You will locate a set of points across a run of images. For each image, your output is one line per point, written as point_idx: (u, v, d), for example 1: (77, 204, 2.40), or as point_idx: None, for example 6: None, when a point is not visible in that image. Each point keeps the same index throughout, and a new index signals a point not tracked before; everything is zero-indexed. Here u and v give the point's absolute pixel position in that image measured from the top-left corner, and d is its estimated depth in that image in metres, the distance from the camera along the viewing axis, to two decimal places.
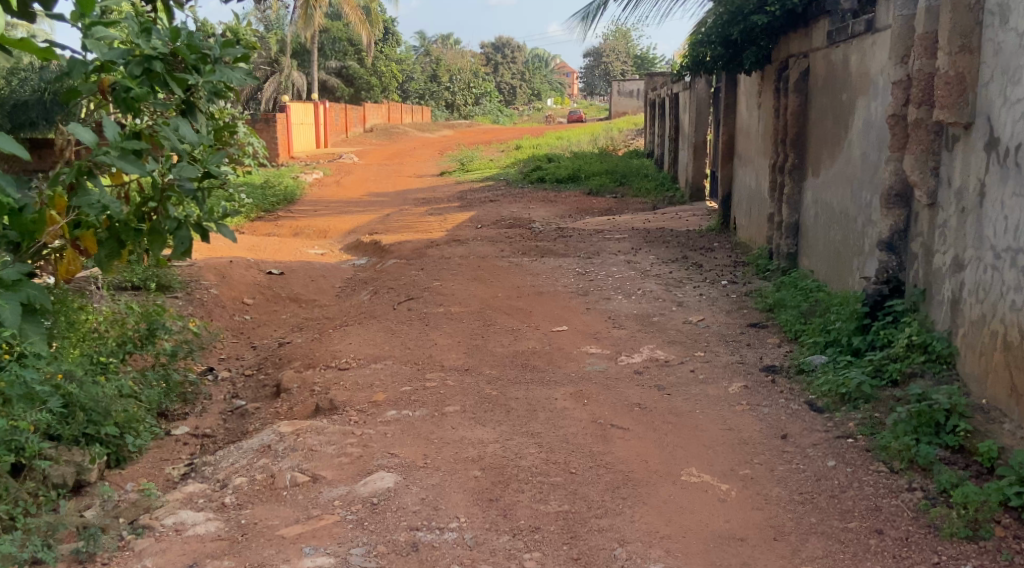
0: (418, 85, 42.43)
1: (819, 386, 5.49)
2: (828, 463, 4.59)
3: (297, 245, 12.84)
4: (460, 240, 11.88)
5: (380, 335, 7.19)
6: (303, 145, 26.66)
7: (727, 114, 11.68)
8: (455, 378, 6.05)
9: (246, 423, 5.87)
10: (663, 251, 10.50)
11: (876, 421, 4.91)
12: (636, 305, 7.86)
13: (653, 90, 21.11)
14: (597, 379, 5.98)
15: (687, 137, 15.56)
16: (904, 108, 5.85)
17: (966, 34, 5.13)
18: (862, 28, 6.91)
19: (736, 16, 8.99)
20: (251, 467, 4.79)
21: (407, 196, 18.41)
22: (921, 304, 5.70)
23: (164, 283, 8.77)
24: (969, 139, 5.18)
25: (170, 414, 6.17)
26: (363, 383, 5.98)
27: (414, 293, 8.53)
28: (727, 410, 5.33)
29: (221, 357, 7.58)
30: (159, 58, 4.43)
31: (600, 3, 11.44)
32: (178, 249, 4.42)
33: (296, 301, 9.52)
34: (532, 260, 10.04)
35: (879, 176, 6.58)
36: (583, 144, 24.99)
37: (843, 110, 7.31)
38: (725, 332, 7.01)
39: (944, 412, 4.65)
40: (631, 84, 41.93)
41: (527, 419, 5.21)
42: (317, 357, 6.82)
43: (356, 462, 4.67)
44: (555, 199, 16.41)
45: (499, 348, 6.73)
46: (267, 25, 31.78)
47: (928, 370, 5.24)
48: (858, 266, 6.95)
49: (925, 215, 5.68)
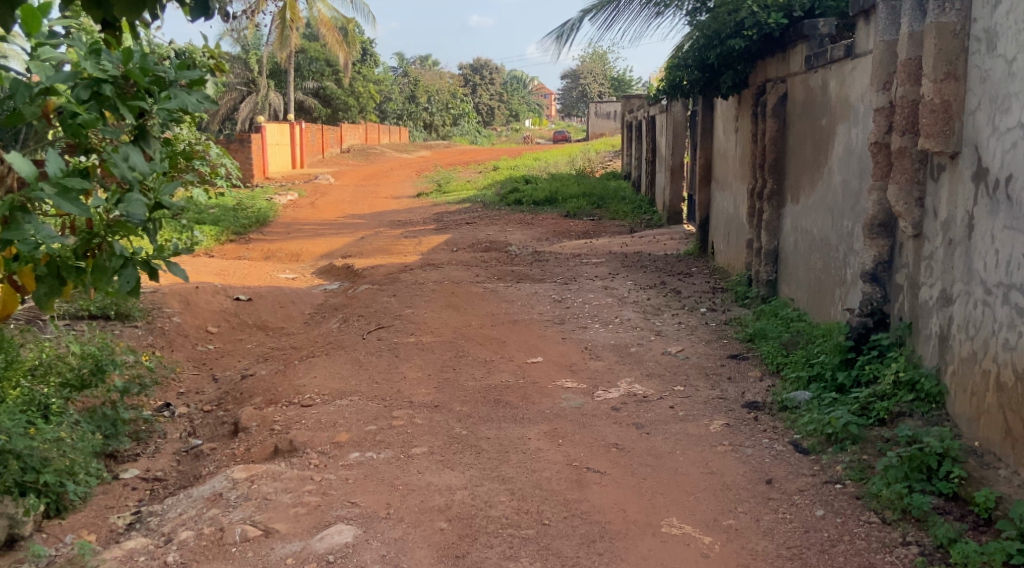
0: (395, 105, 42.17)
1: (804, 425, 5.23)
2: (816, 512, 4.34)
3: (267, 269, 12.52)
4: (434, 264, 11.61)
5: (347, 368, 6.92)
6: (279, 165, 26.37)
7: (704, 138, 11.49)
8: (423, 416, 5.76)
9: (200, 466, 5.58)
10: (640, 276, 10.29)
11: (865, 465, 4.66)
12: (614, 335, 7.60)
13: (631, 113, 20.95)
14: (573, 416, 5.71)
15: (665, 160, 15.38)
16: (887, 136, 5.65)
17: (952, 61, 4.93)
18: (842, 53, 6.72)
19: (713, 40, 8.67)
20: (200, 518, 4.50)
21: (382, 218, 18.15)
22: (908, 338, 5.47)
23: (124, 312, 8.50)
24: (956, 169, 4.98)
25: (120, 455, 5.90)
26: (327, 422, 5.69)
27: (385, 321, 8.26)
28: (709, 451, 5.07)
29: (180, 392, 7.29)
30: (110, 82, 4.13)
31: (573, 22, 11.28)
32: (123, 288, 4.05)
33: (263, 330, 9.22)
34: (507, 286, 9.78)
35: (860, 204, 6.38)
36: (561, 166, 24.78)
37: (823, 137, 7.11)
38: (704, 364, 6.77)
39: (937, 456, 4.44)
40: (608, 106, 41.86)
41: (498, 462, 4.93)
42: (280, 393, 6.53)
43: (313, 513, 4.37)
44: (532, 221, 16.18)
45: (471, 382, 6.46)
46: (244, 46, 31.58)
47: (917, 409, 5.02)
48: (840, 296, 6.73)
49: (910, 246, 5.46)
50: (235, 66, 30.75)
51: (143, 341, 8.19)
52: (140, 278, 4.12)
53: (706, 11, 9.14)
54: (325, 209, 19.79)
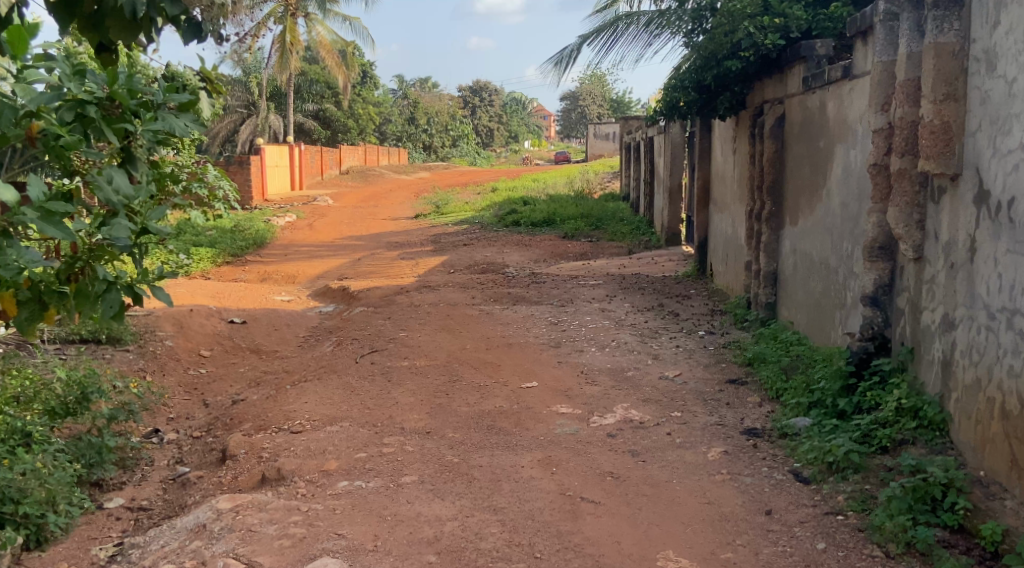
0: (395, 127, 42.17)
1: (804, 453, 5.11)
2: (817, 546, 4.21)
3: (263, 291, 12.41)
4: (431, 286, 11.50)
5: (339, 393, 6.79)
6: (278, 187, 26.32)
7: (702, 160, 11.40)
8: (415, 443, 5.63)
9: (186, 495, 5.48)
10: (638, 298, 10.18)
11: (868, 496, 4.53)
12: (610, 358, 7.47)
13: (629, 134, 20.90)
14: (568, 443, 5.58)
15: (663, 181, 15.29)
16: (886, 157, 5.54)
17: (951, 82, 4.84)
18: (839, 74, 6.63)
19: (709, 61, 8.61)
20: (182, 551, 4.39)
21: (380, 240, 18.05)
22: (909, 363, 5.35)
23: (115, 336, 8.39)
24: (957, 191, 4.87)
25: (104, 483, 5.80)
26: (316, 449, 5.56)
27: (379, 344, 8.14)
28: (706, 480, 4.94)
29: (169, 418, 7.20)
30: (94, 103, 4.02)
31: (572, 48, 11.23)
32: (107, 313, 3.94)
33: (256, 353, 9.09)
34: (503, 308, 9.67)
35: (860, 226, 6.27)
36: (560, 187, 24.73)
37: (821, 158, 7.02)
38: (702, 389, 6.63)
39: (941, 487, 4.32)
40: (606, 127, 41.89)
41: (490, 492, 4.80)
42: (269, 419, 6.40)
43: (297, 546, 4.25)
44: (530, 243, 16.09)
45: (463, 407, 6.33)
46: (244, 68, 31.63)
47: (920, 437, 4.89)
48: (840, 319, 6.61)
49: (911, 269, 5.35)
50: (235, 88, 30.81)
51: (133, 365, 8.08)
52: (126, 301, 4.00)
53: (702, 33, 9.07)
54: (323, 230, 19.73)
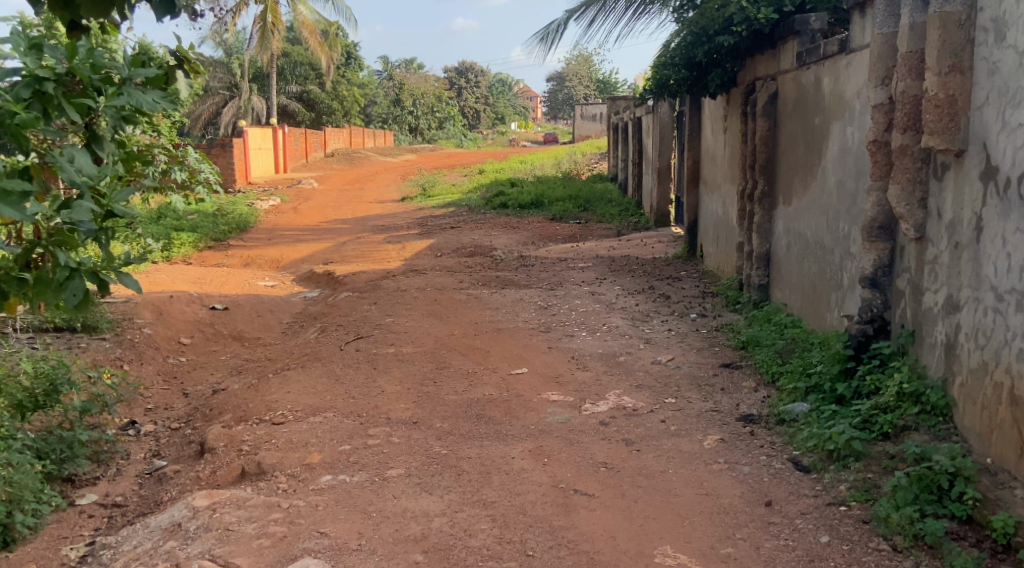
0: (380, 109, 41.76)
1: (803, 441, 4.94)
2: (820, 539, 4.06)
3: (246, 277, 12.17)
4: (417, 270, 11.29)
5: (322, 382, 6.59)
6: (262, 170, 25.97)
7: (691, 139, 11.20)
8: (401, 434, 5.45)
9: (162, 491, 5.32)
10: (628, 280, 10.00)
11: (871, 485, 4.37)
12: (601, 343, 7.29)
13: (617, 115, 20.66)
14: (558, 432, 5.40)
15: (651, 161, 15.08)
16: (886, 134, 5.36)
17: (957, 53, 4.65)
18: (835, 48, 6.44)
19: (700, 37, 8.41)
20: (155, 552, 4.24)
21: (366, 223, 17.78)
22: (911, 347, 5.18)
23: (91, 324, 8.17)
24: (962, 168, 4.69)
25: (77, 479, 5.65)
26: (298, 442, 5.37)
27: (364, 331, 7.94)
28: (702, 469, 4.78)
29: (147, 409, 7.04)
30: (53, 79, 3.85)
31: (558, 23, 10.99)
32: (70, 301, 3.75)
33: (239, 340, 8.90)
34: (492, 292, 9.47)
35: (857, 205, 6.10)
36: (547, 168, 24.49)
37: (816, 136, 6.83)
38: (696, 374, 6.46)
39: (948, 476, 4.16)
40: (593, 108, 41.61)
41: (479, 485, 4.63)
42: (250, 410, 6.20)
43: (278, 545, 4.10)
44: (518, 225, 15.87)
45: (451, 396, 6.14)
46: (227, 49, 31.20)
47: (923, 423, 4.73)
48: (836, 301, 6.44)
49: (913, 249, 5.17)
50: (218, 70, 30.42)
51: (110, 354, 7.86)
52: (90, 290, 3.81)
53: (693, 8, 8.86)
54: (308, 214, 19.47)
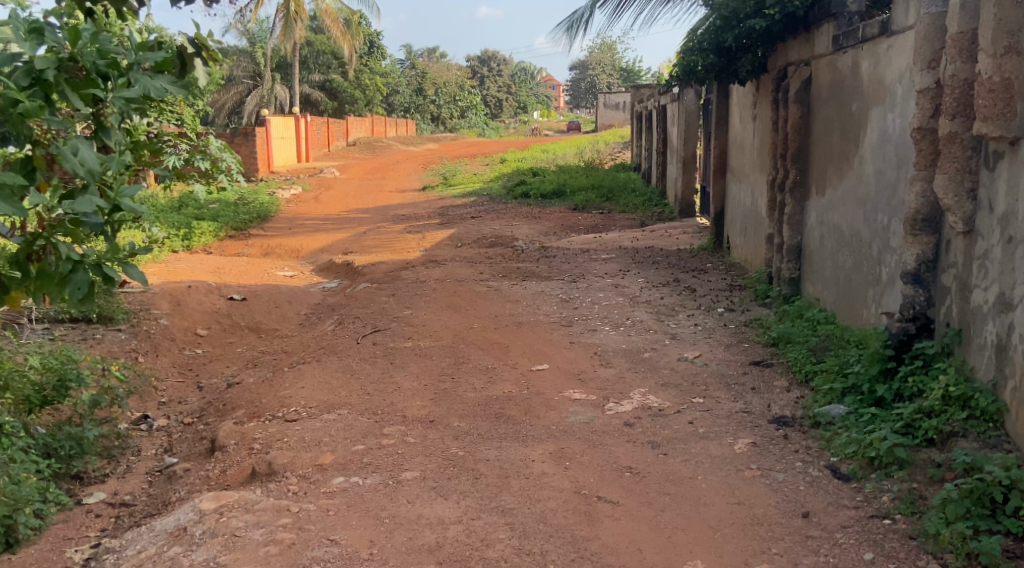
0: (403, 98, 41.50)
1: (842, 446, 4.67)
2: (864, 556, 3.80)
3: (265, 266, 11.96)
4: (438, 261, 11.05)
5: (337, 377, 6.37)
6: (284, 159, 25.80)
7: (718, 127, 10.89)
8: (417, 434, 5.21)
9: (171, 490, 5.11)
10: (653, 272, 9.72)
11: (917, 497, 4.11)
12: (625, 338, 7.03)
13: (641, 103, 20.30)
14: (582, 433, 5.15)
15: (676, 151, 14.78)
16: (932, 120, 5.07)
17: (1015, 33, 4.38)
18: (876, 30, 6.14)
19: (730, 21, 8.13)
20: (160, 558, 4.02)
21: (386, 213, 17.55)
22: (957, 347, 4.89)
23: (107, 314, 7.97)
24: (1017, 156, 4.41)
25: (86, 477, 5.45)
26: (311, 440, 5.15)
27: (382, 323, 7.71)
28: (734, 476, 4.52)
29: (160, 403, 6.84)
30: (55, 67, 3.60)
31: (583, 11, 10.70)
32: (74, 295, 3.56)
33: (255, 332, 8.69)
34: (513, 284, 9.22)
35: (898, 196, 5.80)
36: (569, 158, 24.15)
37: (853, 123, 6.53)
38: (725, 372, 6.19)
39: (1002, 488, 3.89)
40: (616, 97, 41.17)
41: (498, 490, 4.39)
42: (263, 406, 5.98)
43: (285, 554, 3.88)
44: (540, 215, 15.59)
45: (469, 393, 5.90)
46: (249, 37, 31.07)
47: (971, 429, 4.43)
48: (874, 297, 6.15)
49: (960, 243, 4.88)
50: (241, 58, 30.30)
51: (125, 345, 7.66)
52: (95, 283, 3.61)
53: None
54: (329, 203, 19.27)
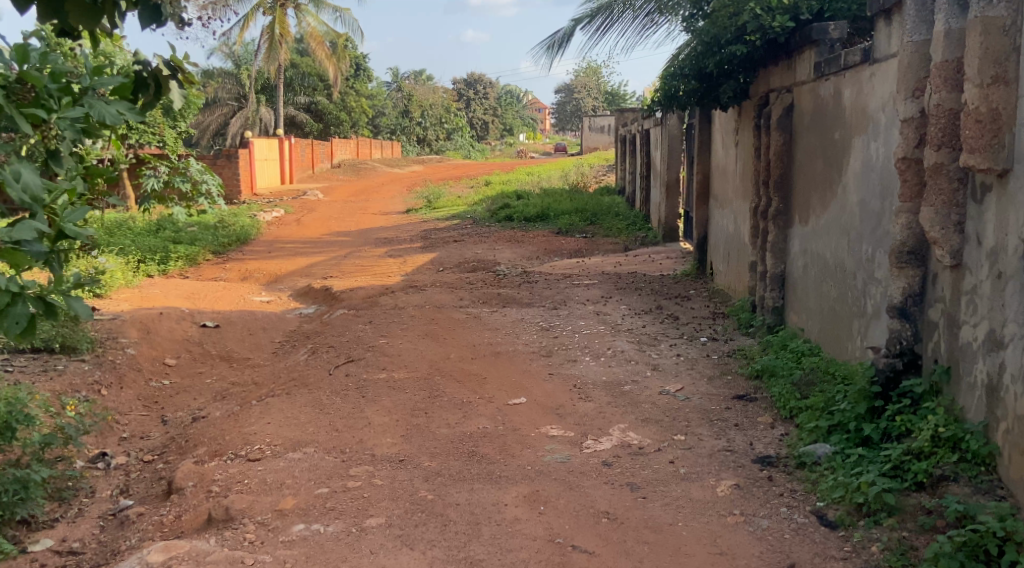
0: (388, 120, 41.32)
1: (828, 490, 4.46)
2: None
3: (241, 291, 11.69)
4: (417, 287, 10.81)
5: (306, 412, 6.12)
6: (266, 181, 25.54)
7: (702, 152, 10.73)
8: (385, 475, 4.98)
9: (123, 537, 4.86)
10: (635, 299, 9.52)
11: (907, 548, 3.93)
12: (605, 370, 6.81)
13: (625, 126, 20.17)
14: (558, 474, 4.92)
15: (659, 175, 14.61)
16: (918, 150, 4.90)
17: (1001, 62, 4.22)
18: (858, 57, 5.99)
19: (711, 47, 7.97)
20: None
21: (368, 236, 17.32)
22: (946, 385, 4.68)
23: (70, 345, 7.70)
24: (1005, 189, 4.23)
25: (32, 523, 5.17)
26: (273, 483, 4.91)
27: (356, 353, 7.47)
28: (715, 523, 4.31)
29: (121, 439, 6.58)
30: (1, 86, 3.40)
31: (566, 32, 10.54)
32: (11, 331, 3.30)
33: (226, 360, 8.42)
34: (493, 312, 8.99)
35: (883, 227, 5.62)
36: (554, 181, 23.95)
37: (836, 151, 6.36)
38: (707, 407, 5.98)
39: (997, 540, 3.72)
40: (602, 119, 41.06)
41: (467, 539, 4.17)
42: (226, 444, 5.72)
43: None
44: (523, 239, 15.38)
45: (443, 430, 5.67)
46: (234, 59, 30.85)
47: (962, 473, 4.24)
48: (859, 329, 5.95)
49: (947, 277, 4.69)
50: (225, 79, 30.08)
51: (88, 377, 7.40)
52: (33, 317, 3.37)
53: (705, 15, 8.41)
54: (311, 226, 19.00)
